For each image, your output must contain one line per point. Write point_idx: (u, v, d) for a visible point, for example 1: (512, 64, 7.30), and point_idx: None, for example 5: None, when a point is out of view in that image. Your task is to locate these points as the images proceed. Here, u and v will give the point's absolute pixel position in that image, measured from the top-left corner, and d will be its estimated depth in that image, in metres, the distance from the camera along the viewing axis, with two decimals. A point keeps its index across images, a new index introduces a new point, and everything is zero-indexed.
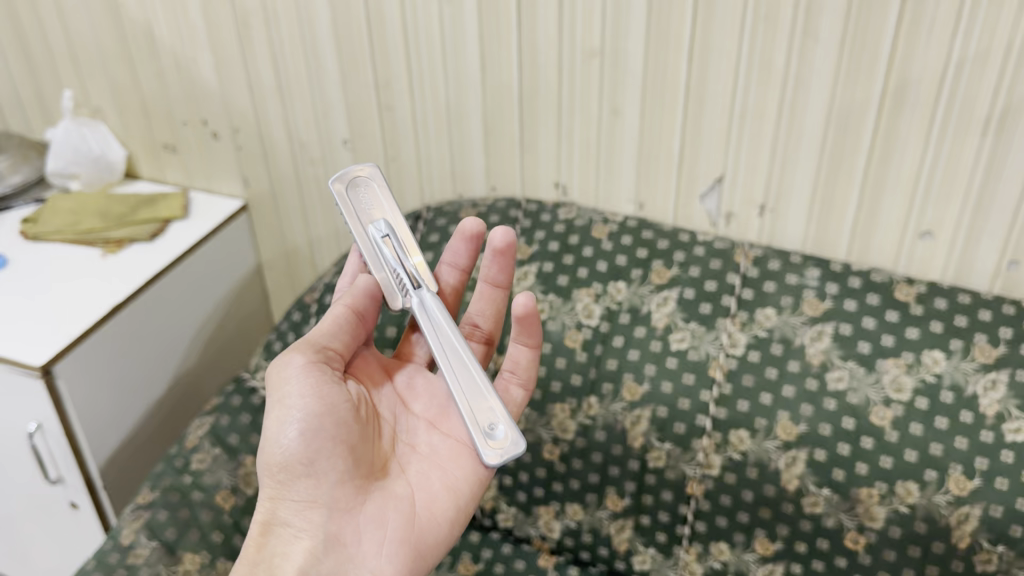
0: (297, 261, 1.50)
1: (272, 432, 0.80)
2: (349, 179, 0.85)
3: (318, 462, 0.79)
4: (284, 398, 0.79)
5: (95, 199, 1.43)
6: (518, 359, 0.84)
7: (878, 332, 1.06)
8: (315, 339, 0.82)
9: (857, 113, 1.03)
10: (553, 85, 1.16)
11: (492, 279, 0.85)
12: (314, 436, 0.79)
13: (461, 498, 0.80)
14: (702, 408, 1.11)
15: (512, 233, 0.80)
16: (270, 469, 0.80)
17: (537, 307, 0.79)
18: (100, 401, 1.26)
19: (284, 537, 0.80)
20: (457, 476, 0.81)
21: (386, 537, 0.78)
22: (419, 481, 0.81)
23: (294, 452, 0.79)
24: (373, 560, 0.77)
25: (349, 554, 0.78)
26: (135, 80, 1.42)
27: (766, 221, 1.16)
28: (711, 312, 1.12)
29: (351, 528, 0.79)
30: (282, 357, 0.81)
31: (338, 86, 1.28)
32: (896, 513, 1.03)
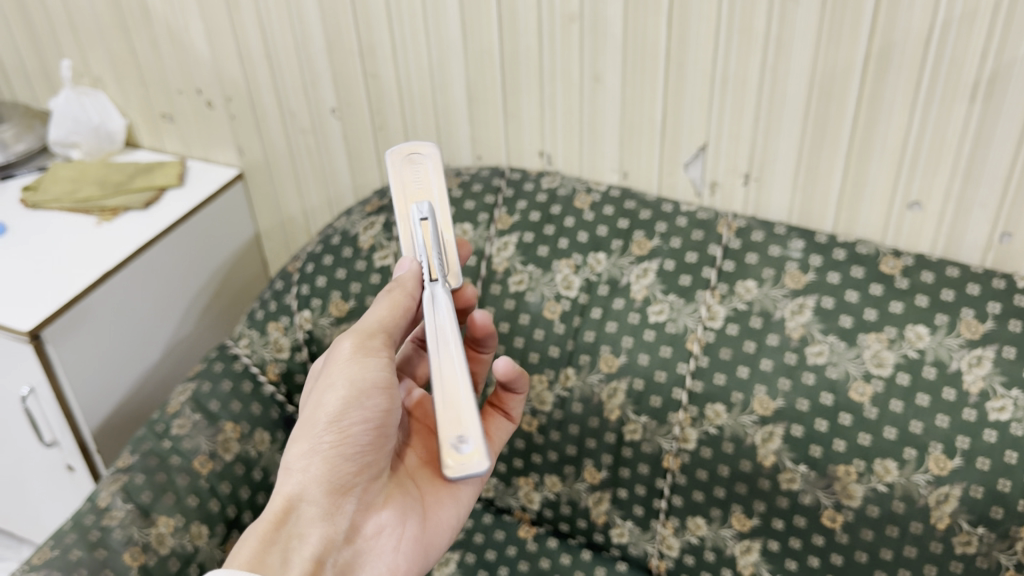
0: (293, 231, 1.51)
1: (330, 403, 0.74)
2: (404, 154, 0.81)
3: (367, 451, 0.76)
4: (357, 374, 0.75)
5: (94, 169, 1.45)
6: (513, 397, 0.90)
7: (861, 306, 1.03)
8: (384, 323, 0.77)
9: (841, 78, 1.00)
10: (534, 50, 1.14)
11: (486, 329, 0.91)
12: (376, 427, 0.76)
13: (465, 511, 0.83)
14: (679, 381, 1.08)
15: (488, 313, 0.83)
16: (307, 442, 0.75)
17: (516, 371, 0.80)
18: (92, 366, 1.28)
19: (305, 518, 0.74)
20: (464, 489, 0.84)
21: (406, 534, 0.79)
22: (429, 486, 0.83)
23: (351, 436, 0.75)
24: (390, 555, 0.78)
25: (366, 547, 0.77)
26: (131, 49, 1.43)
27: (751, 191, 1.13)
28: (691, 284, 1.09)
29: (372, 520, 0.78)
30: (357, 334, 0.76)
31: (324, 53, 1.27)
32: (875, 492, 1.01)
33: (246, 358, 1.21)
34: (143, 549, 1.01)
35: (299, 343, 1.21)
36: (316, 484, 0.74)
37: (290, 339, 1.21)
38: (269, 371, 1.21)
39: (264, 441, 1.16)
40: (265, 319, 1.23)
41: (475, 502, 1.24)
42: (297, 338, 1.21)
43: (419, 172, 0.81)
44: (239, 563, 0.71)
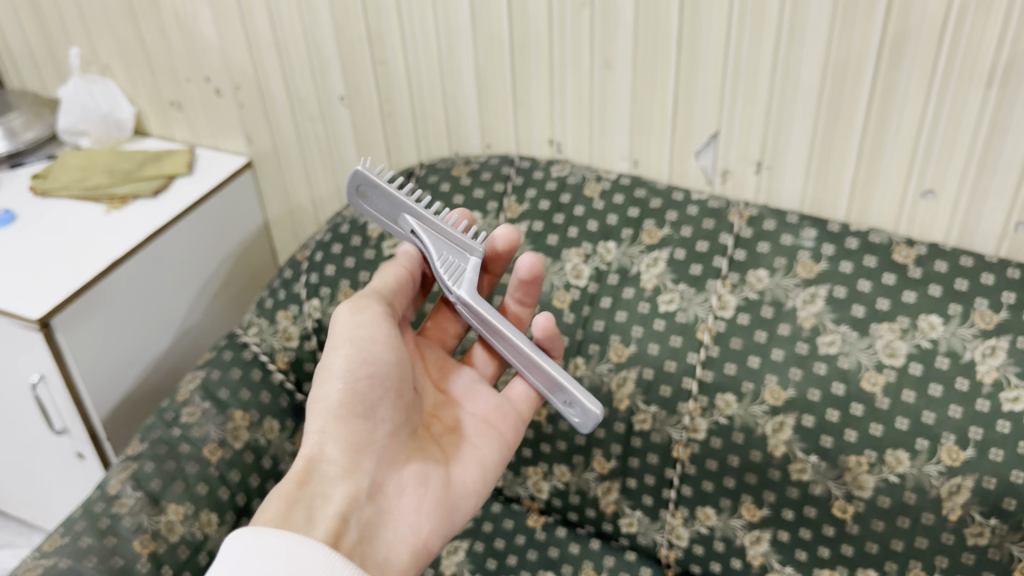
0: (302, 219, 1.51)
1: (337, 364, 0.82)
2: (354, 192, 0.83)
3: (377, 408, 0.82)
4: (359, 331, 0.82)
5: (103, 157, 1.45)
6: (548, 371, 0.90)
7: (873, 295, 1.02)
8: (384, 288, 0.86)
9: (854, 66, 0.99)
10: (544, 37, 1.13)
11: (518, 299, 0.90)
12: (384, 380, 0.83)
13: (492, 474, 0.87)
14: (689, 371, 1.08)
15: (539, 262, 0.85)
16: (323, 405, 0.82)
17: (554, 329, 0.84)
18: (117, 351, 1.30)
19: (327, 476, 0.80)
20: (489, 453, 0.88)
21: (429, 493, 0.83)
22: (453, 452, 0.87)
23: (361, 392, 0.81)
24: (414, 516, 0.82)
25: (390, 506, 0.82)
26: (140, 37, 1.42)
27: (763, 179, 1.12)
28: (701, 273, 1.09)
29: (392, 481, 0.83)
30: (355, 301, 0.85)
31: (332, 41, 1.26)
32: (886, 483, 1.00)
33: (255, 346, 1.21)
34: (153, 537, 1.01)
35: (309, 332, 1.21)
36: (335, 442, 0.81)
37: (299, 328, 1.21)
38: (278, 360, 1.21)
39: (274, 429, 1.16)
40: (274, 307, 1.22)
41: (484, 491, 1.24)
42: (306, 327, 1.21)
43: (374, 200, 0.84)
44: (265, 520, 0.75)
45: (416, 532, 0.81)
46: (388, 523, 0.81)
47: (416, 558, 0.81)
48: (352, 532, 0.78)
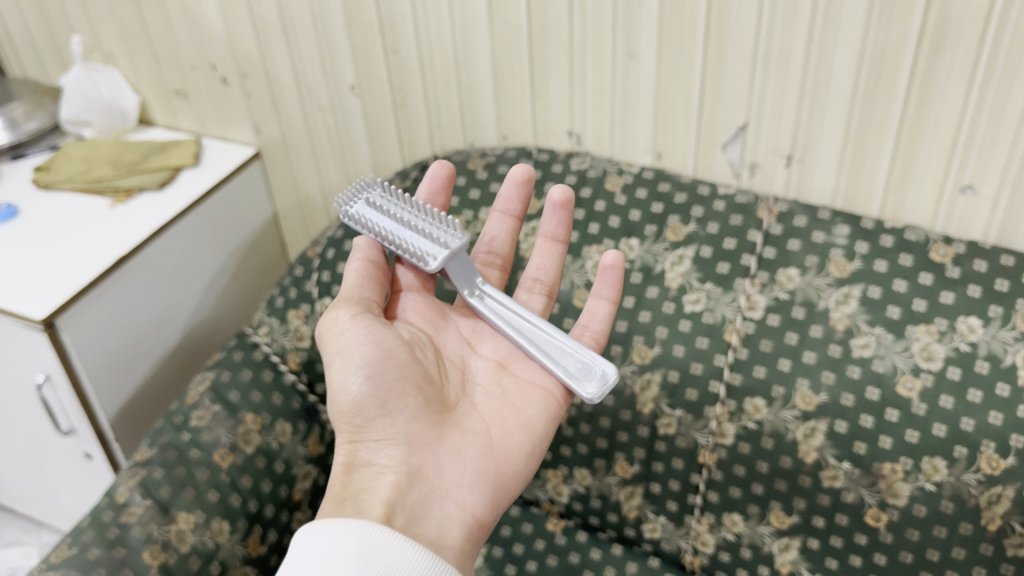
0: (312, 211, 1.47)
1: (338, 377, 0.81)
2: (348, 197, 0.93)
3: (391, 402, 0.81)
4: (340, 343, 0.82)
5: (108, 147, 1.41)
6: (595, 312, 0.89)
7: (909, 296, 0.98)
8: (353, 292, 0.85)
9: (892, 55, 0.94)
10: (564, 25, 1.08)
11: (551, 232, 0.93)
12: (383, 375, 0.81)
13: (538, 432, 0.83)
14: (716, 373, 1.04)
15: (569, 189, 0.90)
16: (346, 413, 0.81)
17: (622, 263, 0.87)
18: (145, 346, 1.31)
19: (368, 474, 0.79)
20: (531, 413, 0.84)
21: (471, 468, 0.80)
22: (493, 418, 0.84)
23: (365, 395, 0.80)
24: (457, 493, 0.79)
25: (434, 487, 0.79)
26: (143, 24, 1.38)
27: (793, 173, 1.07)
28: (729, 272, 1.05)
29: (433, 462, 0.80)
30: (330, 315, 0.84)
31: (342, 28, 1.21)
32: (922, 491, 0.96)
33: (267, 346, 1.17)
34: (163, 547, 0.98)
35: None
36: (368, 444, 0.81)
37: (312, 327, 1.18)
38: (290, 360, 1.17)
39: (286, 432, 1.13)
40: (285, 306, 1.19)
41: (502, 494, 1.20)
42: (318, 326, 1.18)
43: (359, 228, 0.90)
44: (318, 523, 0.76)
45: (464, 508, 0.78)
46: (436, 504, 0.78)
47: (470, 533, 0.78)
48: (399, 520, 0.76)
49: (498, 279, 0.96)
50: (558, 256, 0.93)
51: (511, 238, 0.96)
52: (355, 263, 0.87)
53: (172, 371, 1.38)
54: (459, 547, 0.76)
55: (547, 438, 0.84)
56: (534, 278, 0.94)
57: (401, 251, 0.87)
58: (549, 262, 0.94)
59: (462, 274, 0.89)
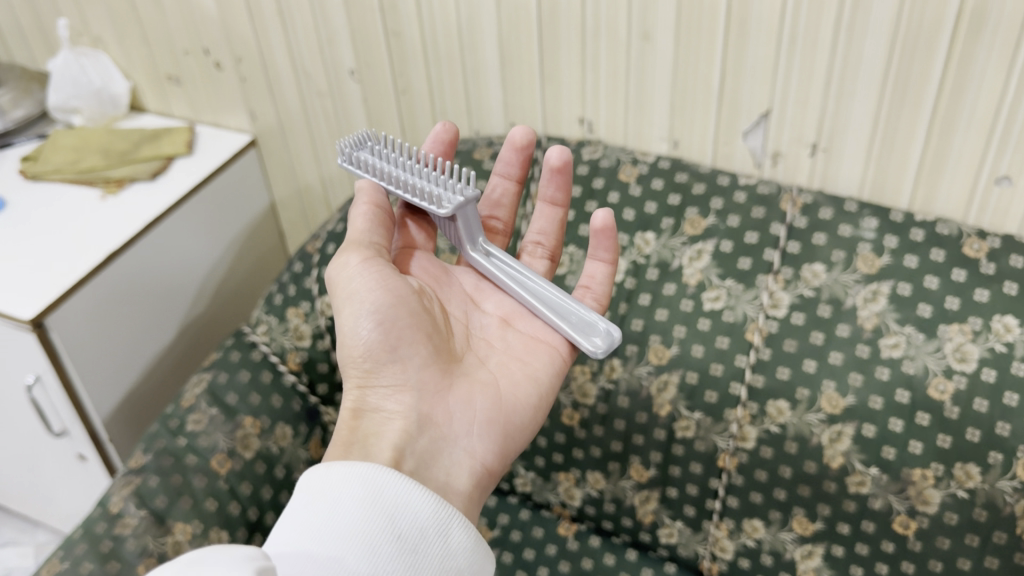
0: (312, 200, 1.42)
1: (348, 322, 0.76)
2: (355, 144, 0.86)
3: (402, 349, 0.76)
4: (350, 292, 0.76)
5: (98, 136, 1.35)
6: (594, 275, 0.84)
7: (942, 294, 0.93)
8: (362, 235, 0.78)
9: (926, 39, 0.88)
10: (576, 6, 1.02)
11: (549, 197, 0.86)
12: (394, 322, 0.75)
13: (545, 384, 0.80)
14: (738, 375, 0.99)
15: (567, 151, 0.82)
16: (353, 358, 0.77)
17: (615, 223, 0.80)
18: (150, 329, 1.27)
19: (377, 419, 0.75)
20: (539, 366, 0.81)
21: (479, 418, 0.77)
22: (500, 370, 0.80)
23: (375, 342, 0.75)
24: (466, 440, 0.76)
25: (442, 434, 0.75)
26: (132, 5, 1.31)
27: (818, 163, 1.01)
28: (751, 268, 1.00)
29: (442, 410, 0.76)
30: (337, 258, 0.77)
31: (341, 9, 1.15)
32: (954, 499, 0.92)
33: (265, 346, 1.12)
34: (159, 560, 0.94)
35: (321, 331, 1.12)
36: (376, 390, 0.76)
37: (312, 326, 1.12)
38: (290, 361, 1.12)
39: (286, 436, 1.08)
40: (284, 304, 1.13)
41: (511, 497, 1.16)
42: (319, 326, 1.12)
43: (365, 172, 0.84)
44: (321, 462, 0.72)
45: (473, 455, 0.75)
46: (445, 452, 0.74)
47: (478, 482, 0.74)
48: (408, 466, 0.72)
49: (503, 246, 0.90)
50: (557, 220, 0.87)
51: (511, 203, 0.90)
52: (362, 207, 0.79)
53: (176, 357, 1.34)
54: (467, 493, 0.73)
55: (552, 392, 0.81)
56: (536, 241, 0.88)
57: (409, 197, 0.80)
58: (550, 226, 0.87)
59: (466, 229, 0.82)
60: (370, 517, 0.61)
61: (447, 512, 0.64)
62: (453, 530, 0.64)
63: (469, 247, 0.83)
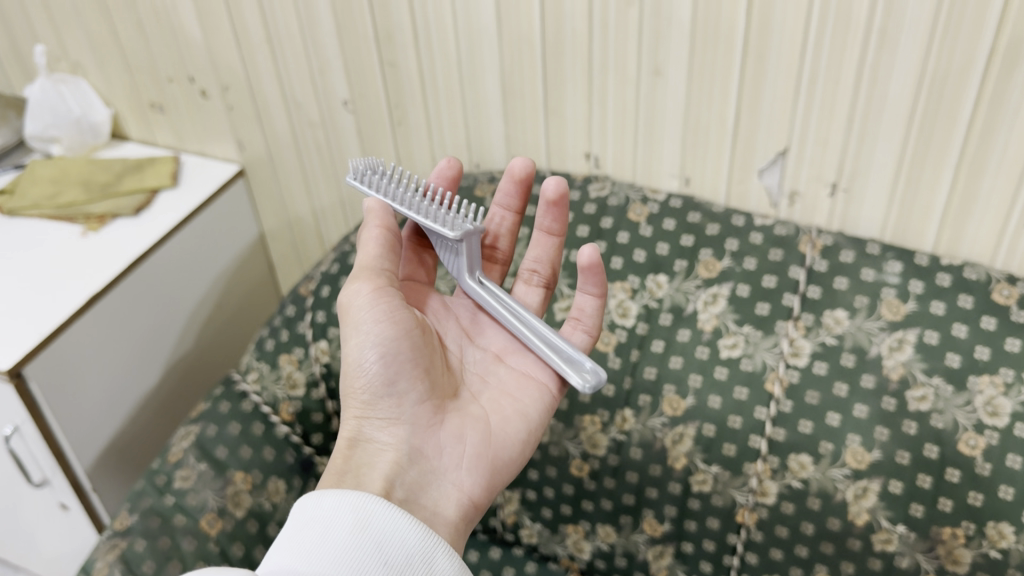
0: (302, 232, 1.36)
1: (352, 350, 0.71)
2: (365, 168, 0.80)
3: (400, 381, 0.71)
4: (357, 322, 0.71)
5: (78, 166, 1.29)
6: (583, 307, 0.77)
7: (971, 343, 0.88)
8: (375, 261, 0.72)
9: (956, 78, 0.83)
10: (583, 38, 0.97)
11: (545, 228, 0.79)
12: (397, 356, 0.71)
13: (536, 421, 0.75)
14: (757, 428, 0.94)
15: (564, 183, 0.75)
16: (351, 387, 0.72)
17: (601, 259, 0.73)
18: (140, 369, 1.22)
19: (370, 450, 0.70)
20: (530, 403, 0.76)
21: (470, 451, 0.72)
22: (492, 405, 0.75)
23: (375, 374, 0.71)
24: (455, 475, 0.71)
25: (432, 467, 0.70)
26: (113, 32, 1.25)
27: (838, 204, 0.97)
28: (770, 314, 0.95)
29: (433, 444, 0.71)
30: (348, 283, 0.72)
31: (334, 38, 1.10)
32: (986, 559, 0.87)
33: (256, 396, 1.06)
34: None
35: (316, 378, 1.08)
36: (368, 420, 0.71)
37: (305, 373, 1.08)
38: (282, 411, 1.06)
39: (279, 491, 1.02)
40: (276, 350, 1.08)
41: (516, 549, 1.09)
42: (314, 373, 1.08)
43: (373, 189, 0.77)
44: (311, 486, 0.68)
45: (461, 488, 0.70)
46: (433, 486, 0.70)
47: (465, 516, 0.70)
48: (397, 497, 0.67)
49: (499, 277, 0.84)
50: (553, 252, 0.80)
51: (512, 233, 0.83)
52: (374, 230, 0.72)
53: (158, 404, 1.28)
54: (454, 525, 0.69)
55: (541, 430, 0.76)
56: (530, 269, 0.81)
57: (420, 218, 0.74)
58: (545, 256, 0.80)
59: (468, 259, 0.76)
60: (357, 544, 0.59)
61: (434, 540, 0.61)
62: (441, 561, 0.61)
63: (468, 275, 0.76)
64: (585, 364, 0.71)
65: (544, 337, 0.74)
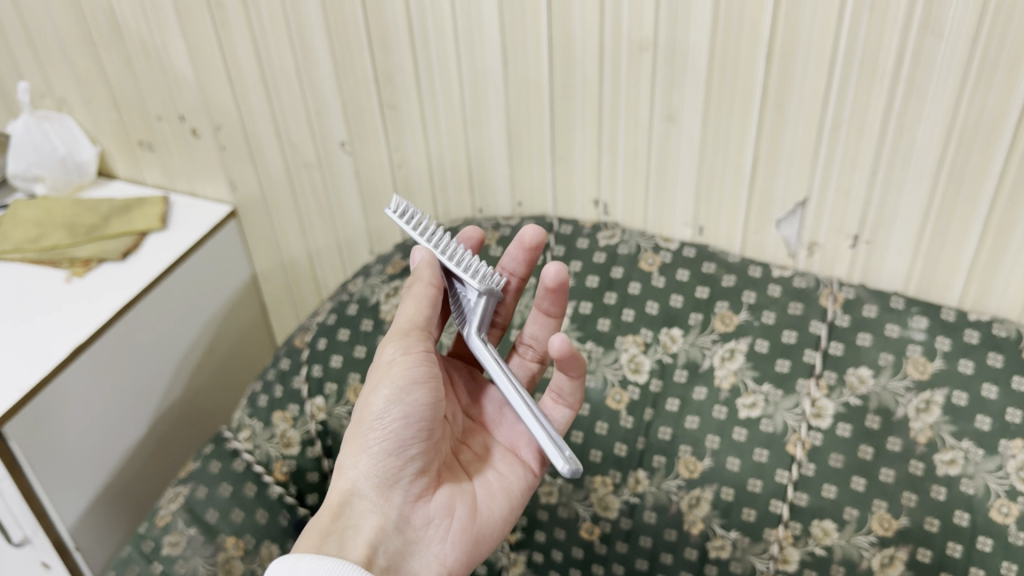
0: (297, 275, 1.31)
1: (373, 403, 0.66)
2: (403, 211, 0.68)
3: (414, 448, 0.67)
4: (389, 381, 0.66)
5: (62, 207, 1.23)
6: (562, 387, 0.72)
7: (1002, 405, 0.84)
8: (421, 321, 0.67)
9: (988, 128, 0.79)
10: (593, 83, 0.93)
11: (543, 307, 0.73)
12: (422, 424, 0.66)
13: (520, 501, 0.73)
14: (778, 492, 0.89)
15: (564, 271, 0.68)
16: (361, 434, 0.66)
17: (573, 352, 0.66)
18: (128, 423, 1.17)
19: (358, 509, 0.66)
20: (517, 479, 0.73)
21: (457, 524, 0.69)
22: (481, 475, 0.73)
23: (392, 435, 0.66)
24: (438, 547, 0.68)
25: (416, 537, 0.68)
26: (100, 69, 1.21)
27: (859, 255, 0.93)
28: (790, 371, 0.91)
29: (423, 512, 0.68)
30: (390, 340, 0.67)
31: (331, 79, 1.05)
32: None
33: (248, 455, 1.01)
34: None
35: (311, 437, 1.02)
36: (366, 472, 0.66)
37: (300, 432, 1.02)
38: (276, 471, 1.00)
39: (272, 556, 0.96)
40: (271, 406, 1.03)
41: None
42: (309, 431, 1.02)
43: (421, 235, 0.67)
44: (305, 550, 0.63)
45: (442, 562, 0.68)
46: (414, 557, 0.67)
47: None
48: (380, 564, 0.65)
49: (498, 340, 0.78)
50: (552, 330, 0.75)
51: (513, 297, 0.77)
52: (428, 289, 0.66)
53: (148, 455, 1.23)
54: None
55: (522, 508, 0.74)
56: (527, 344, 0.77)
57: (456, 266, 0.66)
58: (542, 335, 0.76)
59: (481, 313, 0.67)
60: None
61: None
62: None
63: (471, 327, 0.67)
64: (564, 452, 0.61)
65: (525, 413, 0.64)
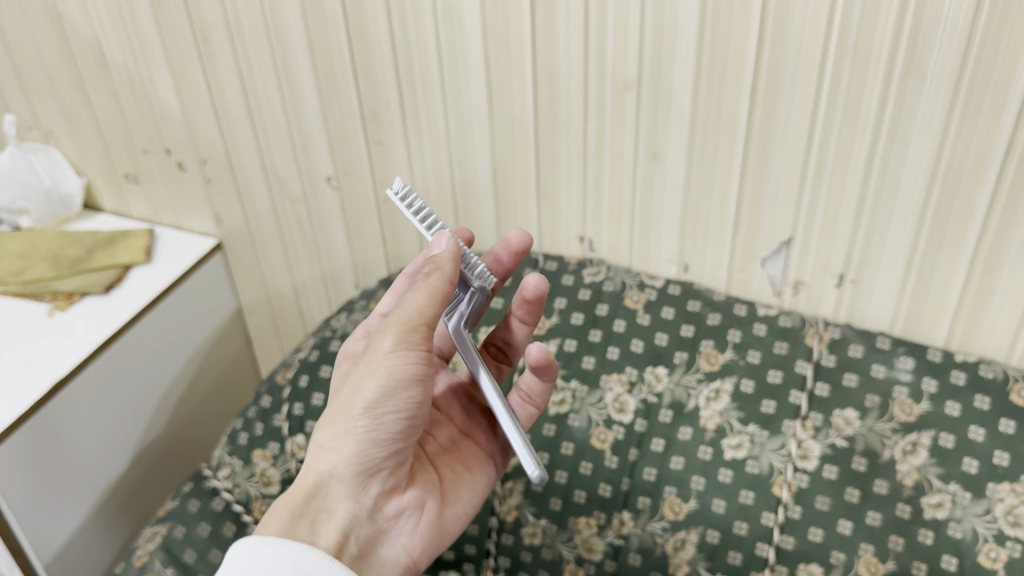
0: (283, 309, 1.31)
1: (365, 392, 0.62)
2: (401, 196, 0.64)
3: (399, 442, 0.64)
4: (388, 375, 0.61)
5: (46, 240, 1.22)
6: (531, 388, 0.74)
7: (989, 448, 0.83)
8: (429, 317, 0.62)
9: (972, 169, 0.79)
10: (577, 122, 0.93)
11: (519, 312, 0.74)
12: (412, 419, 0.63)
13: (480, 496, 0.73)
14: (764, 535, 0.86)
15: (544, 282, 0.69)
16: (346, 418, 0.63)
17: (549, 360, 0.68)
18: (113, 456, 1.16)
19: (333, 495, 0.64)
20: (479, 476, 0.74)
21: (425, 517, 0.69)
22: (446, 469, 0.72)
23: (380, 428, 0.63)
24: (406, 538, 0.68)
25: (386, 527, 0.67)
26: (87, 102, 1.21)
27: (845, 294, 0.93)
28: (775, 412, 0.90)
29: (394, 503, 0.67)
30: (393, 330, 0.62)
31: (317, 115, 1.05)
32: None
33: (227, 493, 0.99)
34: None
35: (291, 475, 0.99)
36: (347, 459, 0.63)
37: (280, 470, 1.00)
38: (254, 510, 0.99)
39: None
40: (251, 443, 1.02)
41: None
42: (289, 470, 0.99)
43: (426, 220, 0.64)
44: None
45: (407, 553, 0.68)
46: (381, 547, 0.66)
47: None
48: (350, 552, 0.64)
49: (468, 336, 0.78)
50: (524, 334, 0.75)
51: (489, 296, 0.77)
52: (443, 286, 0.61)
53: (128, 486, 1.20)
54: None
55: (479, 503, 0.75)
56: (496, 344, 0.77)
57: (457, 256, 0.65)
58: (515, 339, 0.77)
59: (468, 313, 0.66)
60: None
61: None
62: None
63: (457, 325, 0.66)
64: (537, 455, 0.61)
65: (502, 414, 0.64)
